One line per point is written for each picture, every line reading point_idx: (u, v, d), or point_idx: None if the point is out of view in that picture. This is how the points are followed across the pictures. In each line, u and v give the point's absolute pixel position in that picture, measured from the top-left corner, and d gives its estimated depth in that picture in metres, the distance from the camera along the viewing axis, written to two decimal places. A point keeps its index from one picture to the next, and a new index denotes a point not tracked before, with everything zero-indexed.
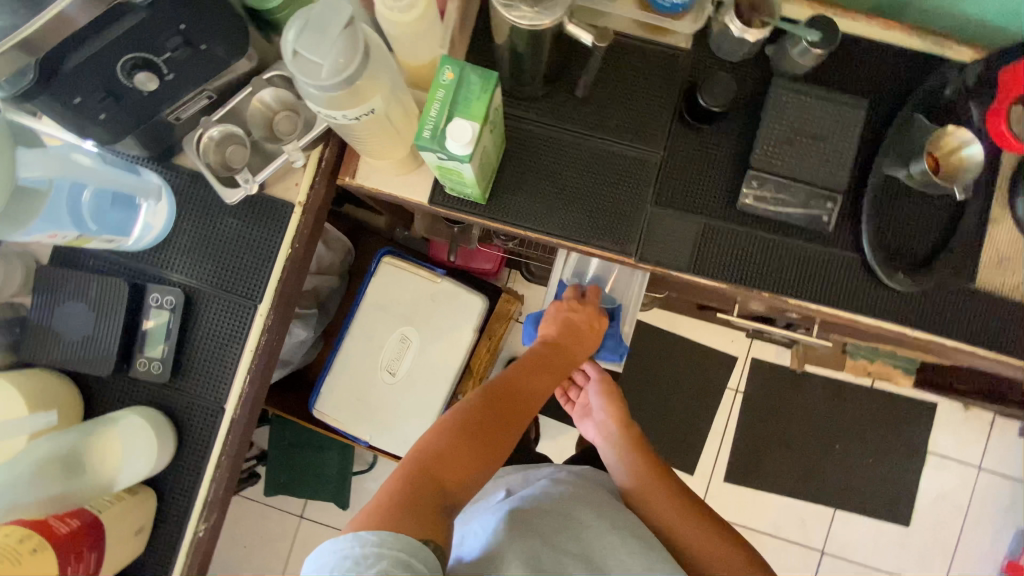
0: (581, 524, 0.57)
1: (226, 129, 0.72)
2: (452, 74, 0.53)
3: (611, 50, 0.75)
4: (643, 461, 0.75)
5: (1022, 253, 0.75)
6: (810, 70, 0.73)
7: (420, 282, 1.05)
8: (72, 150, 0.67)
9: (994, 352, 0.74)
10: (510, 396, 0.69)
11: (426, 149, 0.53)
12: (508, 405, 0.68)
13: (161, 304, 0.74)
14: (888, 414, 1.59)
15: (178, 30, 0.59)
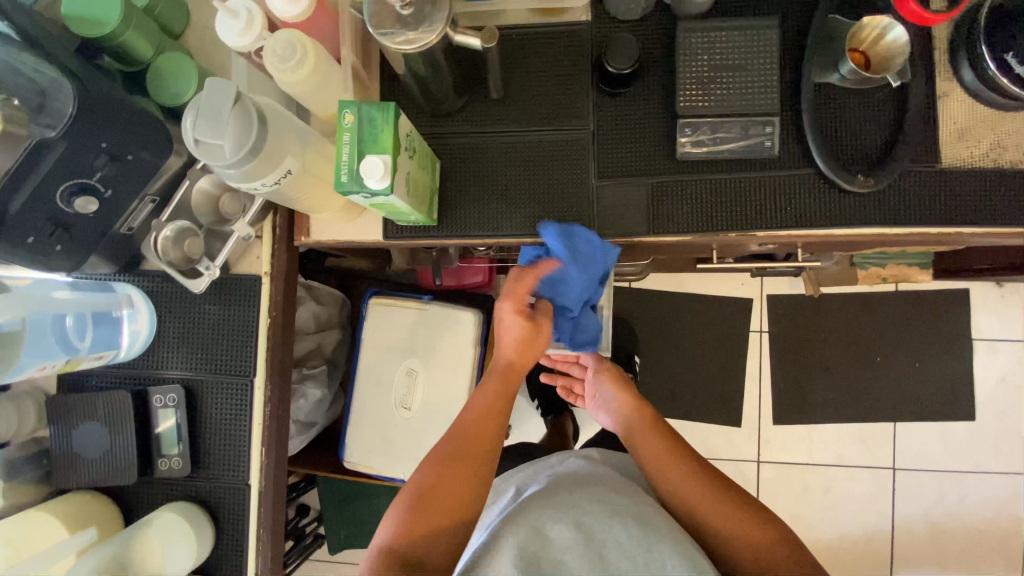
0: (586, 511, 0.63)
1: (176, 226, 0.73)
2: (352, 116, 0.54)
3: (514, 44, 0.76)
4: (657, 439, 0.76)
5: (980, 119, 0.73)
6: (712, 5, 0.72)
7: (410, 313, 1.06)
8: (46, 286, 0.71)
9: (981, 225, 0.72)
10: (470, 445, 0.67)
11: (349, 192, 0.55)
12: (463, 457, 0.65)
13: (165, 403, 0.77)
14: (922, 313, 1.54)
15: (102, 149, 0.62)
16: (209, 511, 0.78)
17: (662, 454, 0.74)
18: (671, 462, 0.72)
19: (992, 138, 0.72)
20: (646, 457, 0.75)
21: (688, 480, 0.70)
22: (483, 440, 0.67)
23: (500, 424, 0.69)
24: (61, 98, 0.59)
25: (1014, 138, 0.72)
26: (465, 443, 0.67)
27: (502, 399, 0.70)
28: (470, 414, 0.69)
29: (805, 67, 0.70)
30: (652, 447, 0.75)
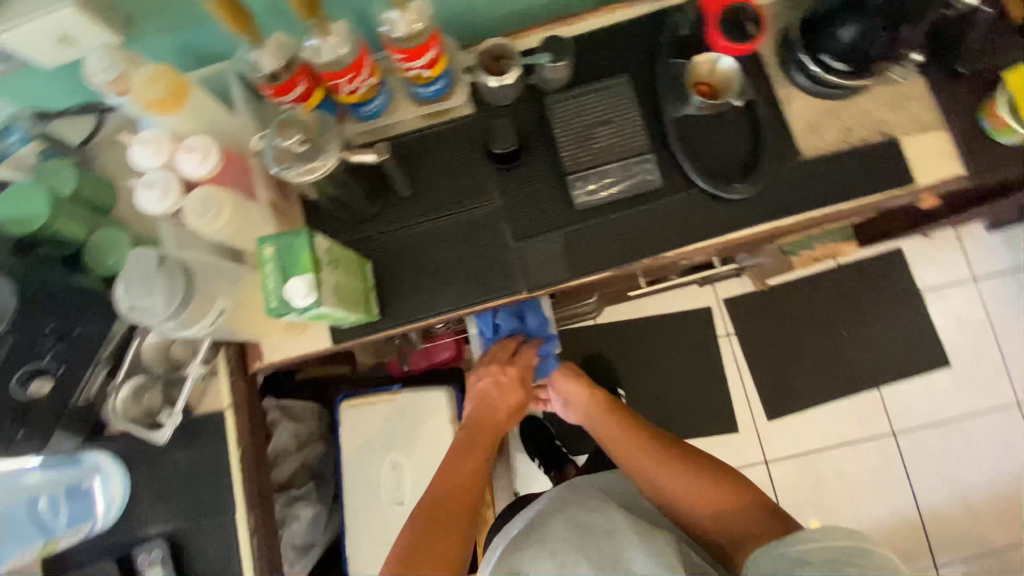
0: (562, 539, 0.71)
1: (133, 384, 0.77)
2: (271, 248, 0.60)
3: (412, 146, 0.85)
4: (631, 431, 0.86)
5: (823, 112, 0.83)
6: (571, 76, 0.83)
7: (382, 407, 1.08)
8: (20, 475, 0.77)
9: (853, 200, 0.81)
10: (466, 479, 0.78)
11: (281, 315, 0.60)
12: (443, 514, 0.73)
13: (150, 561, 0.76)
14: (867, 279, 1.62)
15: (48, 331, 0.68)
16: None
17: (633, 446, 0.83)
18: (642, 452, 0.81)
19: (839, 124, 0.83)
20: (620, 454, 0.83)
21: (660, 464, 0.79)
22: (467, 491, 0.77)
23: (477, 477, 0.79)
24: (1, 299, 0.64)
25: (856, 120, 0.83)
26: (442, 500, 0.75)
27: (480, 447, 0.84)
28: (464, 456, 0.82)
29: (663, 105, 0.80)
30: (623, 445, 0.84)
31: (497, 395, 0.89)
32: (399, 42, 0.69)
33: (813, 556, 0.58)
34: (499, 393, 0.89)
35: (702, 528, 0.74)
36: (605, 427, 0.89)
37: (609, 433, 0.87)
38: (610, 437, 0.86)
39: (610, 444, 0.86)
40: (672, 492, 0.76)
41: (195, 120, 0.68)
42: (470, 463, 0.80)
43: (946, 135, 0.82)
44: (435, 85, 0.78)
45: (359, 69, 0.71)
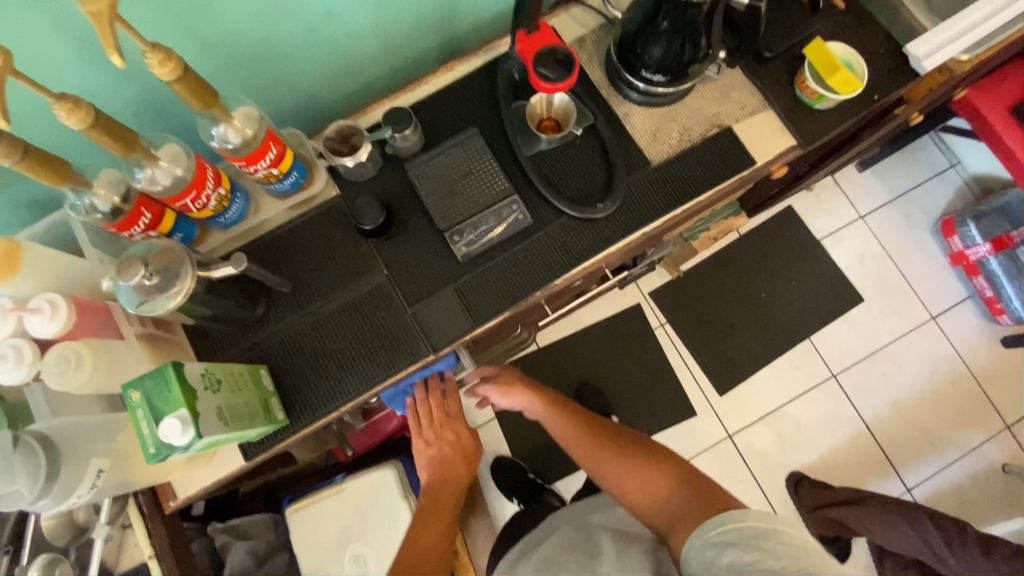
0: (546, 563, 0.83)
1: (41, 562, 0.69)
2: (138, 392, 0.57)
3: (286, 240, 0.84)
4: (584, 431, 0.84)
5: (661, 117, 0.89)
6: (424, 137, 0.86)
7: (329, 502, 1.04)
8: None
9: (709, 189, 0.87)
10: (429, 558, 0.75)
11: (163, 458, 0.58)
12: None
13: None
14: (770, 241, 1.73)
15: None
16: None
17: (588, 444, 0.82)
18: (602, 456, 0.80)
19: (678, 126, 0.89)
20: (573, 452, 0.83)
21: (613, 461, 0.79)
22: (433, 557, 0.75)
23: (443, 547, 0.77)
24: None
25: (692, 119, 0.89)
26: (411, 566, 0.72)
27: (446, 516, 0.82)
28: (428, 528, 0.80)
29: (515, 146, 0.84)
30: (578, 442, 0.84)
31: (449, 455, 0.90)
32: (234, 151, 0.69)
33: (732, 536, 0.63)
34: (452, 455, 0.90)
35: (651, 520, 0.75)
36: (559, 423, 0.87)
37: (562, 430, 0.87)
38: (563, 434, 0.86)
39: (565, 439, 0.85)
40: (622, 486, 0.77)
41: (36, 279, 0.64)
42: (433, 537, 0.78)
43: (773, 113, 0.90)
44: (288, 178, 0.78)
45: (202, 184, 0.70)
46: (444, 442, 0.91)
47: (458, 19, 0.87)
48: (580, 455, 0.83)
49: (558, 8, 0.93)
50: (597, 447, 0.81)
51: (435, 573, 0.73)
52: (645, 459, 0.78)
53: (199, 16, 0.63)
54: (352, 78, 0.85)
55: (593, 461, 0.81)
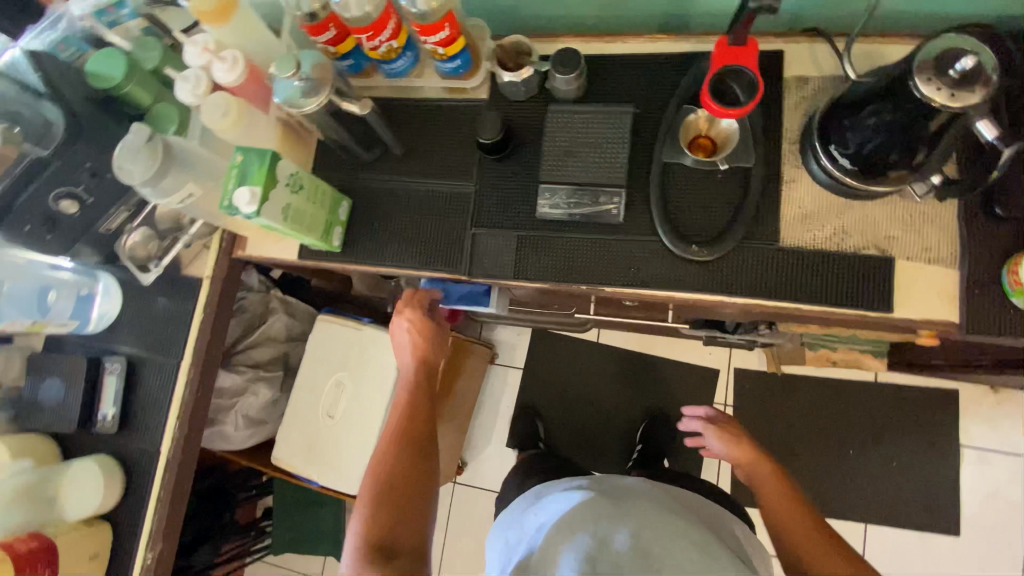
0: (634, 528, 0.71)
1: (144, 232, 0.95)
2: (241, 157, 0.71)
3: (424, 113, 0.92)
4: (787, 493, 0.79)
5: (826, 205, 0.77)
6: (583, 91, 0.84)
7: (348, 331, 1.21)
8: (43, 268, 0.93)
9: (819, 304, 0.75)
10: (413, 428, 0.80)
11: (229, 214, 0.71)
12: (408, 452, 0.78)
13: (111, 370, 0.94)
14: (901, 408, 1.44)
15: (87, 167, 0.84)
16: (124, 468, 0.92)
17: (788, 503, 0.77)
18: (807, 527, 0.73)
19: (836, 223, 0.76)
20: (770, 508, 0.78)
21: (803, 526, 0.74)
22: (414, 426, 0.81)
23: (421, 417, 0.82)
24: (59, 131, 0.81)
25: (858, 225, 0.76)
26: (409, 432, 0.80)
27: (417, 389, 0.86)
28: (405, 401, 0.84)
29: (656, 146, 0.79)
30: (776, 498, 0.79)
31: (414, 335, 0.91)
32: (417, 16, 0.76)
33: None
34: (425, 335, 0.91)
35: None
36: (764, 472, 0.84)
37: (766, 479, 0.83)
38: (768, 485, 0.82)
39: (762, 487, 0.82)
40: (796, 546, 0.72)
41: (235, 34, 0.79)
42: (415, 401, 0.84)
43: (955, 275, 0.73)
44: (451, 63, 0.84)
45: (380, 29, 0.79)
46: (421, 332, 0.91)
47: None
48: (773, 507, 0.78)
49: (803, 33, 0.80)
50: (797, 510, 0.76)
51: (424, 441, 0.80)
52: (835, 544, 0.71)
53: None
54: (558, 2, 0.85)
55: (783, 516, 0.76)
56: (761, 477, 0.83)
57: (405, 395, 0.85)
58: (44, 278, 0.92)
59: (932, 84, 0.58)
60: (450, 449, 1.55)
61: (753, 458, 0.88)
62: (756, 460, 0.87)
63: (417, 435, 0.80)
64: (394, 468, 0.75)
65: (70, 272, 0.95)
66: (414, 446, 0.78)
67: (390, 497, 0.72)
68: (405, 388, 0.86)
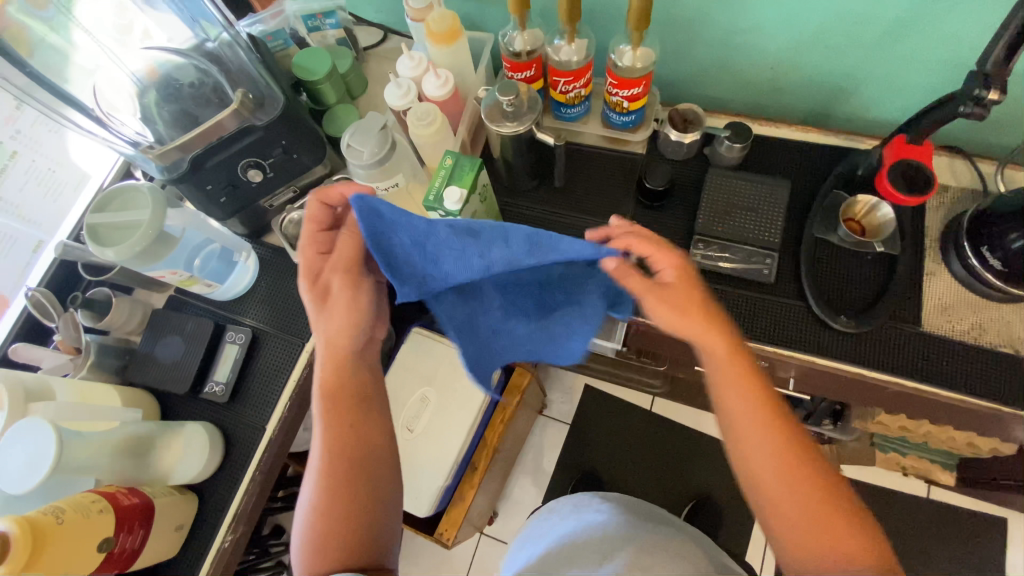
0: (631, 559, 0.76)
1: (302, 213, 0.98)
2: (451, 160, 0.78)
3: (583, 157, 1.00)
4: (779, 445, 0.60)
5: (964, 300, 0.83)
6: (741, 161, 0.93)
7: (441, 349, 1.23)
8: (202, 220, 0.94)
9: (954, 391, 0.79)
10: (351, 449, 0.69)
11: (431, 209, 0.76)
12: (349, 476, 0.68)
13: (234, 339, 0.94)
14: (957, 531, 1.41)
15: (280, 144, 0.88)
16: (224, 439, 0.90)
17: (779, 449, 0.60)
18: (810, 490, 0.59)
19: (973, 319, 0.82)
20: (765, 464, 0.60)
21: (805, 487, 0.59)
22: (345, 451, 0.68)
23: (352, 438, 0.69)
24: (271, 106, 0.86)
25: (994, 325, 0.81)
26: (340, 462, 0.68)
27: (342, 398, 0.69)
28: (323, 425, 0.69)
29: (810, 221, 0.86)
30: (756, 442, 0.61)
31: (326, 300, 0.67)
32: (618, 70, 0.85)
33: None
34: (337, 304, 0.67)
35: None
36: (727, 377, 0.62)
37: (735, 404, 0.62)
38: (731, 412, 0.62)
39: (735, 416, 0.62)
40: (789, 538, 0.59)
41: (450, 56, 0.88)
42: (341, 419, 0.69)
43: None
44: (626, 117, 0.92)
45: (578, 77, 0.88)
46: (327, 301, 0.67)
47: (849, 99, 0.91)
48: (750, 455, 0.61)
49: (943, 149, 0.89)
50: (778, 446, 0.60)
51: (362, 462, 0.69)
52: (841, 502, 0.59)
53: None
54: (724, 85, 0.96)
55: (768, 488, 0.60)
56: (722, 397, 0.62)
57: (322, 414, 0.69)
58: (202, 230, 0.93)
59: None
60: (491, 494, 1.50)
61: (717, 349, 0.62)
62: (703, 330, 0.61)
63: (350, 463, 0.68)
64: (327, 512, 0.66)
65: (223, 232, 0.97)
66: (350, 477, 0.68)
67: (339, 542, 0.65)
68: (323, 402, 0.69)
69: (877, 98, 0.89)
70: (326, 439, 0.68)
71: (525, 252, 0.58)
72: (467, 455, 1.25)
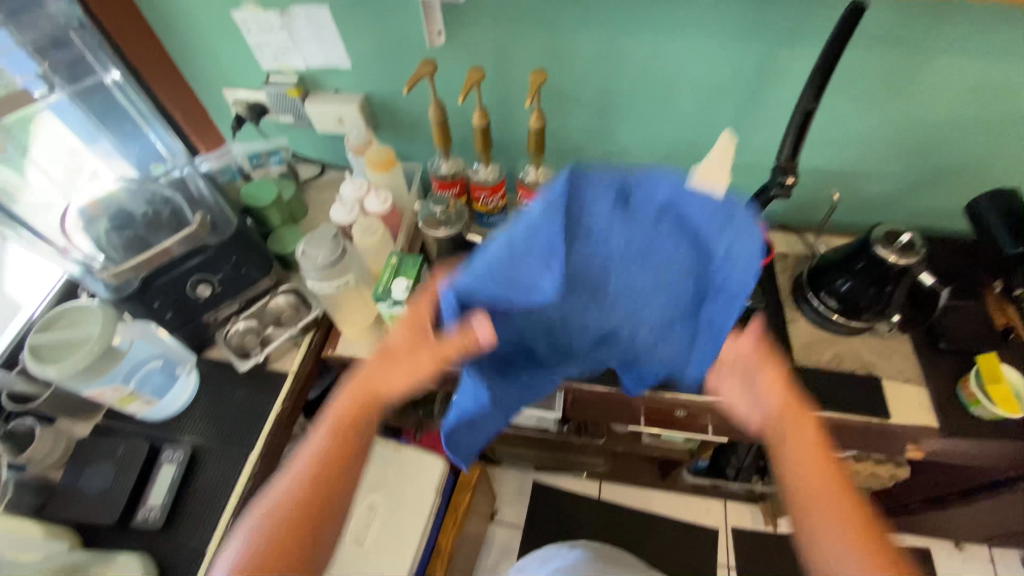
0: None
1: (248, 323, 1.03)
2: (395, 259, 0.90)
3: None
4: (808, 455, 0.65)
5: (820, 337, 1.03)
6: None
7: (388, 452, 1.23)
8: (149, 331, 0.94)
9: (834, 411, 0.94)
10: (318, 503, 0.64)
11: (380, 299, 0.86)
12: (298, 528, 0.63)
13: (170, 459, 0.91)
14: None
15: (230, 260, 0.96)
16: (158, 569, 0.83)
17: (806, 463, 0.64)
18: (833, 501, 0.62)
19: (832, 350, 1.01)
20: (801, 473, 0.64)
21: (835, 522, 0.61)
22: (307, 500, 0.64)
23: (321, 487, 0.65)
24: (224, 227, 0.95)
25: (847, 353, 1.01)
26: (294, 514, 0.63)
27: (336, 441, 0.68)
28: (301, 466, 0.67)
29: None
30: (799, 476, 0.64)
31: (387, 356, 0.71)
32: (527, 183, 1.06)
33: None
34: (396, 354, 0.70)
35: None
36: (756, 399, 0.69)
37: (802, 453, 0.65)
38: (789, 449, 0.65)
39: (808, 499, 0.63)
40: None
41: (387, 180, 1.04)
42: (318, 465, 0.66)
43: (926, 395, 0.97)
44: None
45: (495, 191, 1.07)
46: (389, 350, 0.71)
47: None
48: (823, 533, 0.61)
49: (778, 227, 1.17)
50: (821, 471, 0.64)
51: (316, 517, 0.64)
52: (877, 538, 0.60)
53: (559, 115, 1.06)
54: None
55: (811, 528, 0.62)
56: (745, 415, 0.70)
57: (308, 450, 0.68)
58: (149, 341, 0.93)
59: (887, 249, 0.88)
60: None
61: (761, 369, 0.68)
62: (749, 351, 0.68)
63: (307, 515, 0.63)
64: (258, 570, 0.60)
65: (168, 344, 0.97)
66: (297, 529, 0.63)
67: None
68: (320, 444, 0.68)
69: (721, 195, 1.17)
70: (297, 484, 0.65)
71: (612, 215, 0.56)
72: (421, 565, 1.19)
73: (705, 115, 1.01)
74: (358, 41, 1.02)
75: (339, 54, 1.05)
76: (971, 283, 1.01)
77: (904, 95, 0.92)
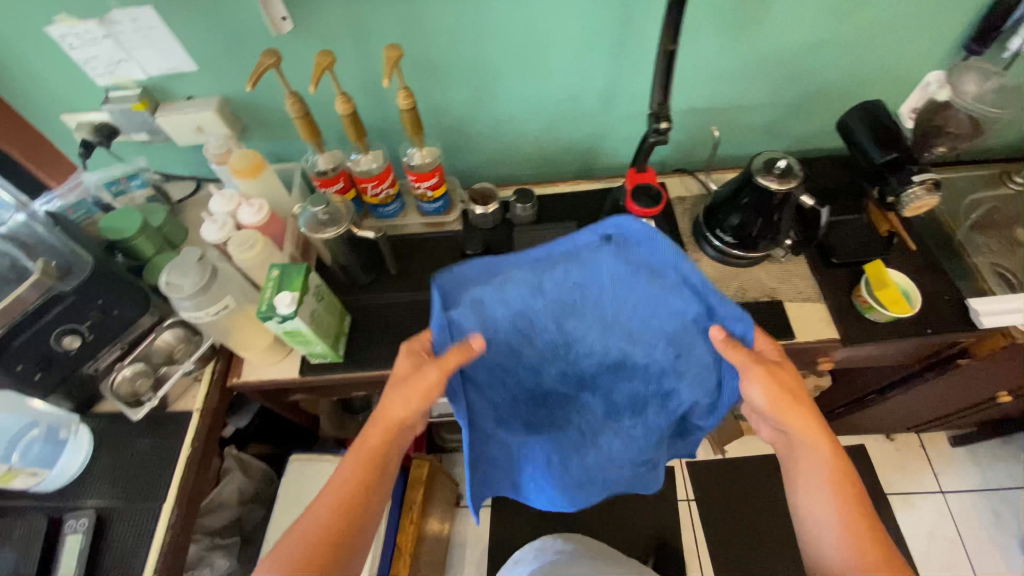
0: None
1: (136, 367, 0.95)
2: (277, 271, 0.84)
3: (410, 246, 1.11)
4: (823, 452, 0.75)
5: (725, 273, 1.06)
6: (536, 216, 1.12)
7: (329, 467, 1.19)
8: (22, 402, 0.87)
9: None
10: (348, 514, 0.73)
11: (267, 318, 0.80)
12: (329, 541, 0.71)
13: (73, 529, 0.83)
14: None
15: (97, 303, 0.87)
16: None
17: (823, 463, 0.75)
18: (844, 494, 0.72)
19: (737, 284, 1.04)
20: (814, 469, 0.75)
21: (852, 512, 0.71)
22: (340, 515, 0.73)
23: (354, 500, 0.74)
24: (80, 269, 0.85)
25: (751, 283, 1.04)
26: (326, 527, 0.72)
27: (364, 460, 0.76)
28: (337, 482, 0.75)
29: None
30: (819, 469, 0.75)
31: (402, 377, 0.75)
32: (413, 167, 1.00)
33: None
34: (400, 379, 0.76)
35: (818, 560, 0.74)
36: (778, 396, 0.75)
37: (815, 455, 0.75)
38: (807, 448, 0.76)
39: (797, 452, 0.77)
40: (830, 551, 0.71)
41: (260, 188, 0.97)
42: (354, 482, 0.75)
43: (826, 308, 1.01)
44: (435, 204, 1.07)
45: (382, 180, 1.01)
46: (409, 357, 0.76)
47: (596, 154, 1.18)
48: (807, 479, 0.75)
49: (675, 173, 1.18)
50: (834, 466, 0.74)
51: (342, 529, 0.72)
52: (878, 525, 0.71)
53: (432, 93, 1.01)
54: (505, 165, 1.18)
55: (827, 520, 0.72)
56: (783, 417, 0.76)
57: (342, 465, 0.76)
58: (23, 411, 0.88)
59: (769, 177, 0.89)
60: None
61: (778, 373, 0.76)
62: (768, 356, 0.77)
63: (337, 532, 0.72)
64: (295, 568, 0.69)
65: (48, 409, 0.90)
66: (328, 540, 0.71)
67: None
68: (351, 461, 0.76)
69: (614, 149, 1.17)
70: (338, 493, 0.74)
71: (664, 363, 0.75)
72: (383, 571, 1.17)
73: (579, 71, 0.99)
74: (197, 41, 0.92)
75: (180, 59, 0.95)
76: (853, 199, 1.08)
77: (762, 26, 0.93)
